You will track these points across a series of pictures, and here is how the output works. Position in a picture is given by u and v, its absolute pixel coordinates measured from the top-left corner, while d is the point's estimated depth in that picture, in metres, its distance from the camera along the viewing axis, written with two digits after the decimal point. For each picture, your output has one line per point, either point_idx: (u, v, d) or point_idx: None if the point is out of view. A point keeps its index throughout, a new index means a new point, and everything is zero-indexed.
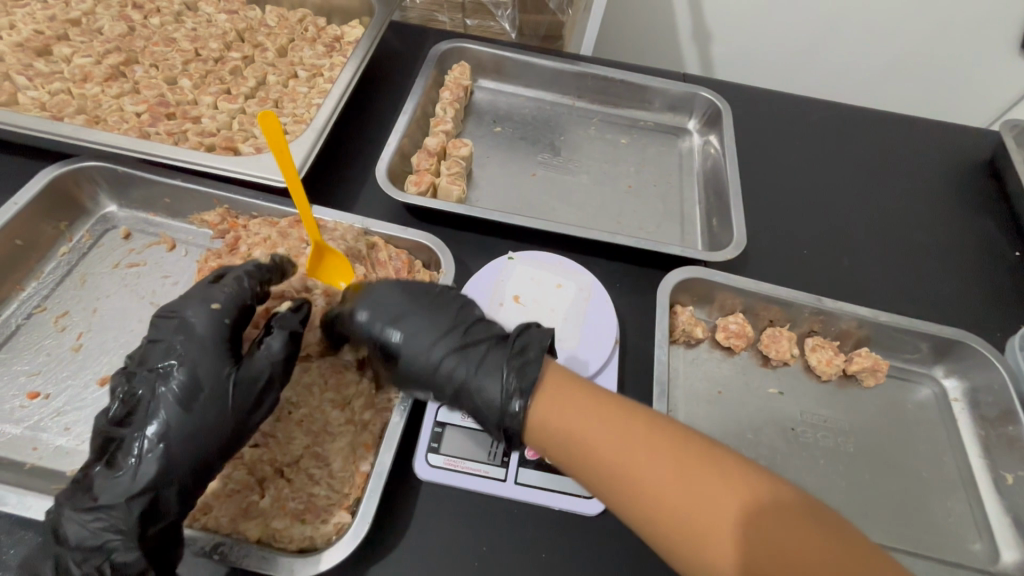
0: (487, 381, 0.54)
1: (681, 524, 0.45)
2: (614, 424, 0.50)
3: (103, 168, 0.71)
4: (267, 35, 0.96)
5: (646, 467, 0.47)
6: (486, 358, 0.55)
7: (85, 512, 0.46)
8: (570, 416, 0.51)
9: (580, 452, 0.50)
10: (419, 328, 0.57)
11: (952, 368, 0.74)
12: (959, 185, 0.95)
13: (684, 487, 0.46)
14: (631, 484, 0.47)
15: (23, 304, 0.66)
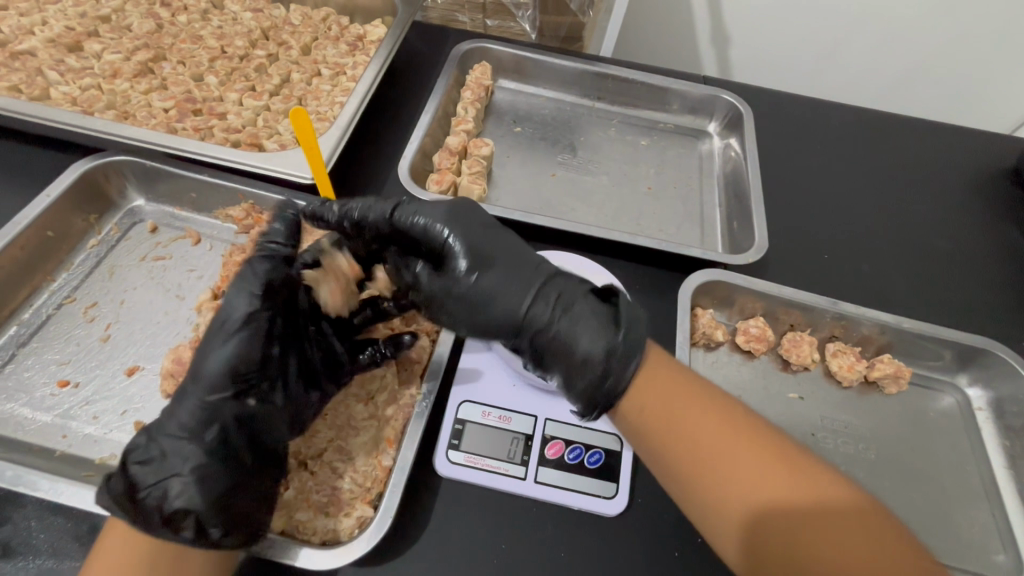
0: (576, 330, 0.53)
1: (739, 510, 0.48)
2: (688, 409, 0.53)
3: (132, 162, 0.72)
4: (291, 34, 0.97)
5: (713, 451, 0.50)
6: (573, 308, 0.54)
7: (143, 451, 0.48)
8: (649, 396, 0.54)
9: (651, 426, 0.53)
10: (488, 269, 0.56)
11: (977, 376, 0.73)
12: (984, 192, 0.94)
13: (747, 476, 0.49)
14: (696, 464, 0.51)
15: (53, 294, 0.67)
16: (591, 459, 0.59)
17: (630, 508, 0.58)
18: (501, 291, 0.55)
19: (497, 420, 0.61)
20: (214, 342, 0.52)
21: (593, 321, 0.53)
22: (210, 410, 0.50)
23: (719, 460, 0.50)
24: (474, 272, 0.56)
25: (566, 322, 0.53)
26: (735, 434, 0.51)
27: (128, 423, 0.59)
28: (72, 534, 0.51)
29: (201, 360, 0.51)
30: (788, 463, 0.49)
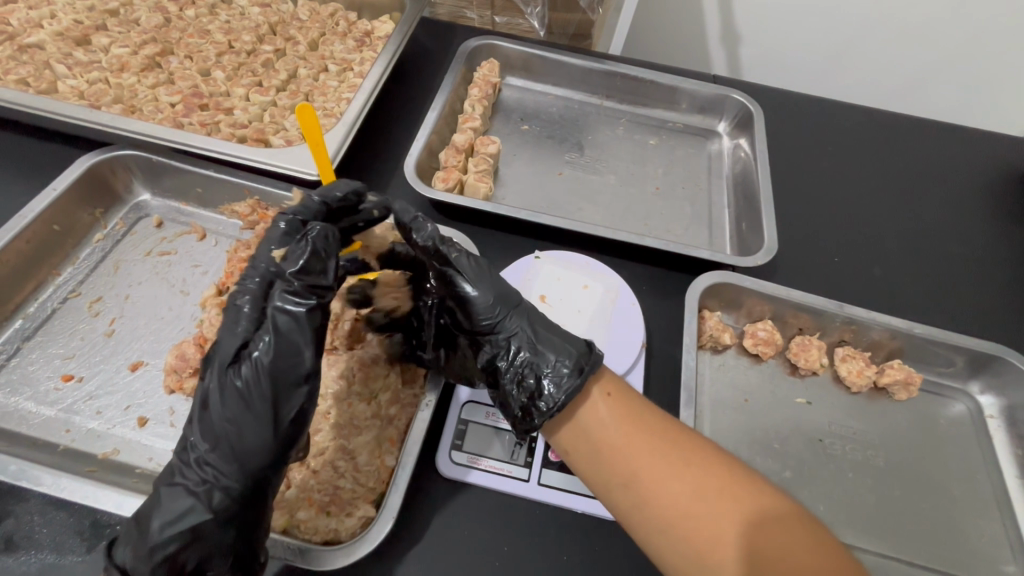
0: (541, 361, 0.53)
1: (702, 535, 0.48)
2: (632, 428, 0.52)
3: (138, 156, 0.72)
4: (299, 29, 0.96)
5: (658, 470, 0.50)
6: (543, 343, 0.54)
7: (151, 517, 0.44)
8: (592, 423, 0.53)
9: (598, 451, 0.52)
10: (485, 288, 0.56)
11: (989, 384, 0.72)
12: (998, 196, 0.92)
13: (691, 492, 0.49)
14: (650, 497, 0.50)
15: (58, 288, 0.67)
16: None
17: None
18: (481, 306, 0.55)
19: (500, 420, 0.61)
20: (232, 387, 0.46)
21: (555, 362, 0.53)
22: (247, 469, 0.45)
23: (665, 479, 0.50)
24: (473, 286, 0.55)
25: (528, 351, 0.54)
26: (678, 449, 0.52)
27: (130, 419, 0.58)
28: (74, 528, 0.51)
29: (222, 410, 0.45)
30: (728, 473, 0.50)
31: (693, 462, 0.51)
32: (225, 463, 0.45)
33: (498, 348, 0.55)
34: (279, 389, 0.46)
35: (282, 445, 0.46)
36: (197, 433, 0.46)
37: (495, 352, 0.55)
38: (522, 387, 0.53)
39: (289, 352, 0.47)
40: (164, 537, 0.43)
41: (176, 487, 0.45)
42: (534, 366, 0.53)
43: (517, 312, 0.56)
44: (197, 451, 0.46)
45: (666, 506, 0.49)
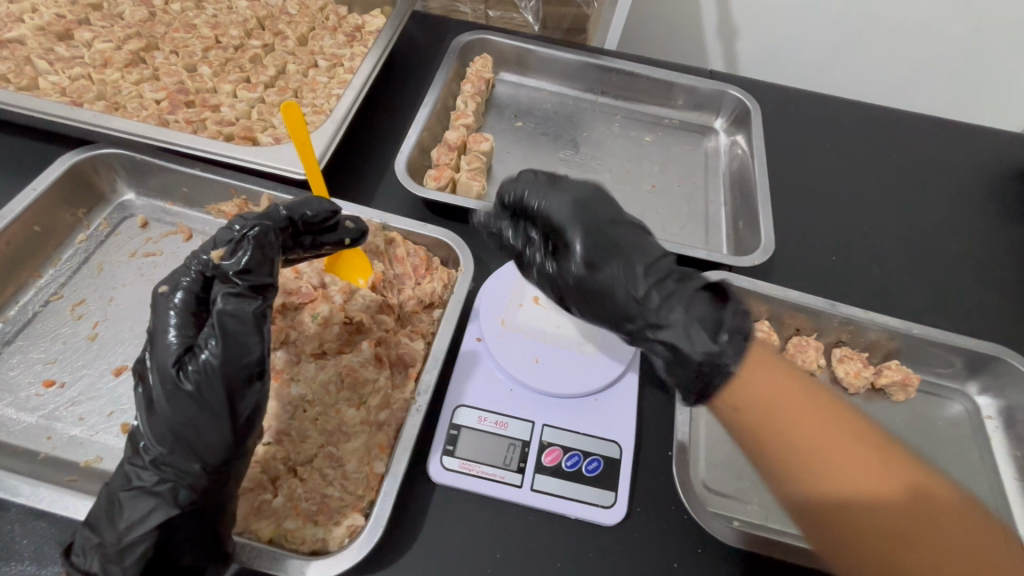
0: (695, 310, 0.56)
1: (831, 490, 0.49)
2: (794, 396, 0.54)
3: (121, 155, 0.70)
4: (288, 24, 0.94)
5: (805, 420, 0.52)
6: (691, 297, 0.57)
7: (116, 518, 0.44)
8: (749, 397, 0.53)
9: (760, 421, 0.52)
10: (621, 250, 0.57)
11: (986, 385, 0.71)
12: (997, 194, 0.91)
13: (850, 463, 0.50)
14: (787, 440, 0.51)
15: (39, 291, 0.66)
16: (590, 467, 0.58)
17: (629, 517, 0.57)
18: (630, 268, 0.56)
19: (493, 425, 0.59)
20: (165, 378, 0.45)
21: (710, 315, 0.56)
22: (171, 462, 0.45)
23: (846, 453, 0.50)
24: (602, 240, 0.57)
25: (683, 306, 0.56)
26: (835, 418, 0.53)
27: (114, 425, 0.57)
28: (56, 538, 0.49)
29: (169, 407, 0.44)
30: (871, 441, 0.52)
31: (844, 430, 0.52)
32: (181, 462, 0.45)
33: (655, 318, 0.55)
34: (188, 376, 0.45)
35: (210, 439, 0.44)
36: (147, 436, 0.45)
37: (657, 324, 0.55)
38: (694, 352, 0.54)
39: (239, 348, 0.46)
40: (131, 536, 0.44)
41: (133, 489, 0.45)
42: (693, 315, 0.55)
43: (660, 268, 0.57)
44: (149, 452, 0.45)
45: (827, 477, 0.50)
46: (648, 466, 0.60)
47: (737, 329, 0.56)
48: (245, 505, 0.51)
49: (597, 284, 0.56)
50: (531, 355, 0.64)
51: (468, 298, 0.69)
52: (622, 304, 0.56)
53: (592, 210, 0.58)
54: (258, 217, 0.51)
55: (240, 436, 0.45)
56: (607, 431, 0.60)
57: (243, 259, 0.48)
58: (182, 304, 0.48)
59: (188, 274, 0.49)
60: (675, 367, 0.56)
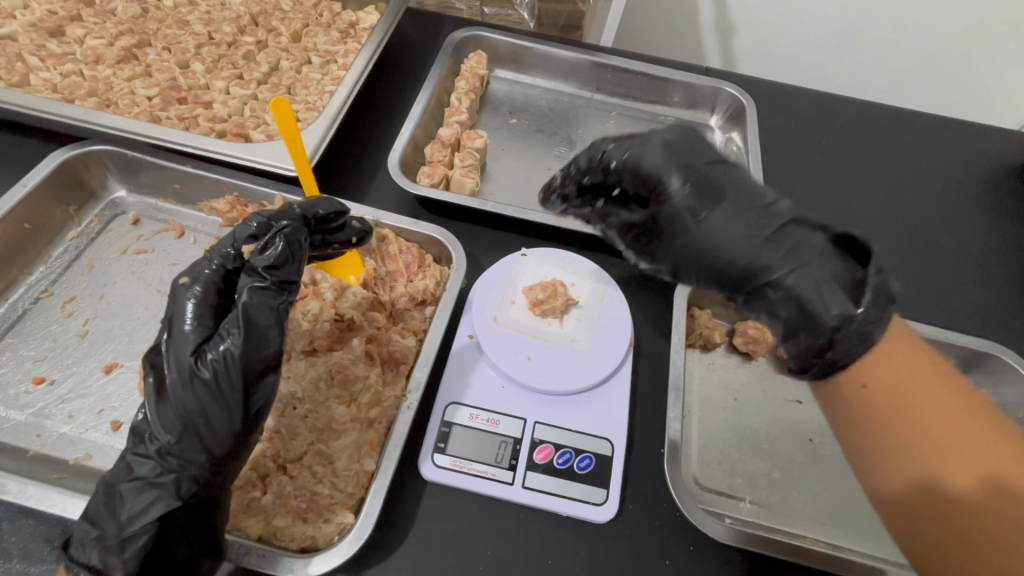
0: (821, 262, 0.53)
1: (931, 472, 0.54)
2: (914, 391, 0.56)
3: (112, 152, 0.70)
4: (281, 20, 0.94)
5: (920, 404, 0.56)
6: (818, 247, 0.53)
7: (117, 509, 0.44)
8: (871, 380, 0.58)
9: (863, 407, 0.58)
10: (731, 200, 0.55)
11: (980, 382, 0.71)
12: (992, 191, 0.91)
13: (958, 479, 0.53)
14: (901, 418, 0.56)
15: (30, 288, 0.65)
16: (581, 464, 0.58)
17: (620, 514, 0.57)
18: (742, 216, 0.54)
19: (484, 422, 0.59)
20: (179, 366, 0.44)
21: (842, 268, 0.53)
22: (178, 452, 0.44)
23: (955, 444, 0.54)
24: (706, 191, 0.55)
25: (811, 258, 0.53)
26: (964, 429, 0.54)
27: (104, 423, 0.57)
28: (44, 537, 0.49)
29: (183, 398, 0.44)
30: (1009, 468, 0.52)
31: (974, 445, 0.53)
32: (187, 452, 0.44)
33: (789, 274, 0.53)
34: (209, 365, 0.44)
35: (228, 429, 0.44)
36: (155, 426, 0.45)
37: (789, 282, 0.53)
38: (836, 310, 0.52)
39: (258, 340, 0.45)
40: (132, 528, 0.44)
41: (137, 479, 0.45)
42: (817, 269, 0.52)
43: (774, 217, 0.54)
44: (155, 442, 0.45)
45: (920, 474, 0.54)
46: (640, 464, 0.60)
47: (871, 287, 0.52)
48: (234, 503, 0.51)
49: (704, 240, 0.54)
50: (524, 353, 0.63)
51: (461, 296, 0.69)
52: (744, 258, 0.54)
53: (695, 161, 0.57)
54: (275, 215, 0.52)
55: (248, 427, 0.45)
56: (599, 428, 0.60)
57: (275, 251, 0.48)
58: (201, 293, 0.48)
59: (210, 265, 0.49)
60: (805, 329, 0.53)
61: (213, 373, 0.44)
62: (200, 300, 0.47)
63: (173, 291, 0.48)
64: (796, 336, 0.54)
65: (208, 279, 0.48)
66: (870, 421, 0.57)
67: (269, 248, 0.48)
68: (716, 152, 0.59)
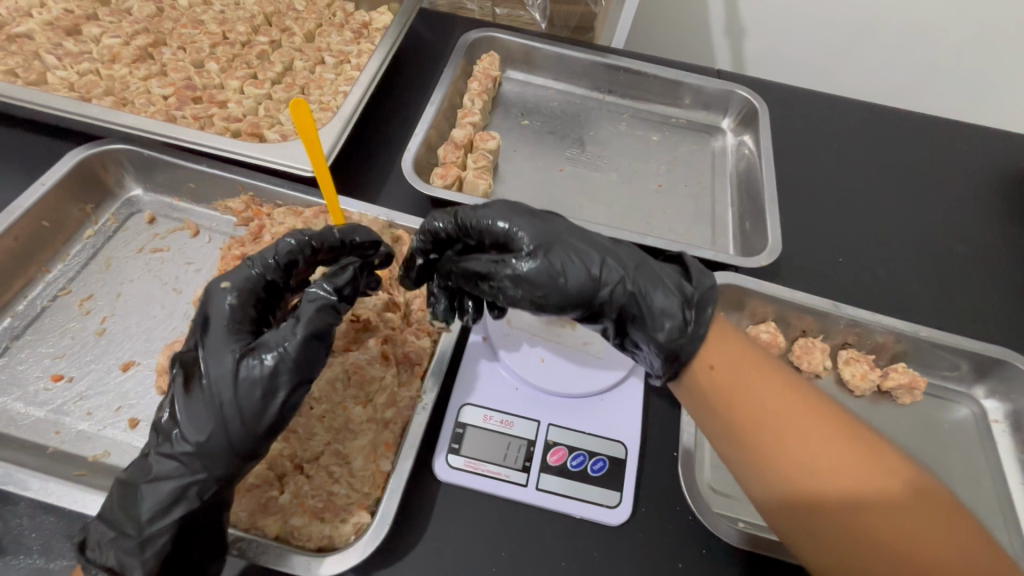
0: (647, 263, 0.54)
1: (778, 465, 0.48)
2: (755, 380, 0.51)
3: (129, 151, 0.71)
4: (295, 20, 0.94)
5: (760, 394, 0.50)
6: (640, 255, 0.55)
7: (137, 509, 0.44)
8: (717, 362, 0.52)
9: (717, 400, 0.51)
10: (566, 232, 0.54)
11: (993, 389, 0.71)
12: (1004, 197, 0.90)
13: (835, 471, 0.46)
14: (745, 413, 0.50)
15: (48, 286, 0.66)
16: (595, 466, 0.58)
17: (633, 516, 0.57)
18: (578, 239, 0.54)
19: (498, 423, 0.60)
20: (220, 369, 0.46)
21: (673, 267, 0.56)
22: (204, 454, 0.45)
23: (797, 427, 0.48)
24: (541, 224, 0.53)
25: (639, 265, 0.54)
26: (808, 412, 0.49)
27: (122, 420, 0.57)
28: (63, 533, 0.50)
29: (223, 399, 0.45)
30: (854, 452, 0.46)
31: (810, 429, 0.48)
32: (215, 452, 0.45)
33: (631, 275, 0.52)
34: (252, 375, 0.45)
35: (267, 432, 0.46)
36: (182, 425, 0.46)
37: (633, 284, 0.52)
38: (680, 296, 0.53)
39: (311, 354, 0.47)
40: (153, 528, 0.44)
41: (161, 477, 0.45)
42: (650, 267, 0.54)
43: (603, 240, 0.55)
44: (182, 440, 0.46)
45: (802, 475, 0.47)
46: (652, 467, 0.60)
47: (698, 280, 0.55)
48: (251, 502, 0.51)
49: (557, 267, 0.51)
50: (536, 354, 0.64)
51: None
52: (597, 273, 0.52)
53: (522, 205, 0.56)
54: (316, 236, 0.53)
55: (275, 429, 0.47)
56: (613, 431, 0.60)
57: (343, 282, 0.50)
58: (240, 297, 0.50)
59: (251, 271, 0.51)
60: (665, 322, 0.51)
61: (260, 383, 0.45)
62: (237, 305, 0.49)
63: (213, 293, 0.50)
64: (662, 331, 0.52)
65: (247, 284, 0.50)
66: (731, 413, 0.50)
67: (343, 274, 0.50)
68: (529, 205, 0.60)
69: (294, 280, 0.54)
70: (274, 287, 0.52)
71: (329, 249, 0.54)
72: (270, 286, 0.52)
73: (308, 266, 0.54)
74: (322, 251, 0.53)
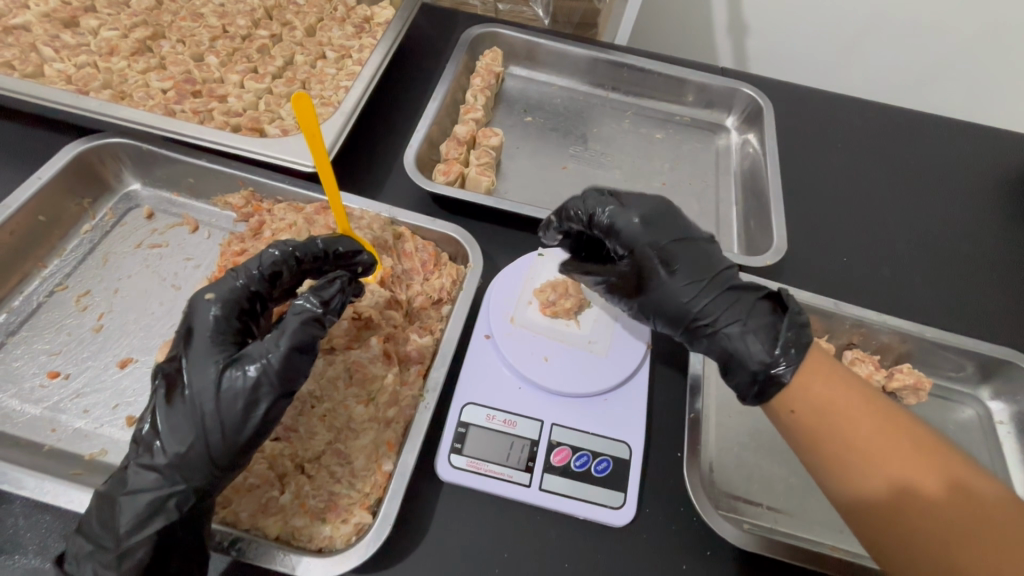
0: (739, 321, 0.55)
1: (871, 484, 0.49)
2: (847, 401, 0.52)
3: (127, 144, 0.69)
4: (296, 13, 0.93)
5: (854, 416, 0.51)
6: (750, 306, 0.56)
7: (114, 523, 0.44)
8: (808, 390, 0.52)
9: (810, 421, 0.52)
10: (685, 266, 0.58)
11: (999, 390, 0.70)
12: (1010, 198, 0.90)
13: (934, 482, 0.48)
14: (837, 433, 0.51)
15: (44, 281, 0.65)
16: (599, 467, 0.57)
17: (637, 517, 0.56)
18: (691, 281, 0.57)
19: (501, 423, 0.59)
20: (202, 379, 0.46)
21: (773, 326, 0.55)
22: (183, 467, 0.45)
23: (887, 444, 0.49)
24: (666, 259, 0.58)
25: (735, 321, 0.56)
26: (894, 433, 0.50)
27: (119, 418, 0.56)
28: (60, 533, 0.49)
29: (206, 410, 0.45)
30: (935, 472, 0.48)
31: (898, 449, 0.49)
32: (195, 462, 0.45)
33: (721, 324, 0.56)
34: (234, 387, 0.45)
35: (247, 444, 0.46)
36: (162, 435, 0.45)
37: (720, 329, 0.56)
38: (762, 354, 0.54)
39: (295, 365, 0.47)
40: (130, 541, 0.44)
41: (139, 490, 0.45)
42: (739, 325, 0.55)
43: (718, 284, 0.57)
44: (162, 451, 0.45)
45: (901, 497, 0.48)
46: (656, 467, 0.60)
47: (794, 340, 0.53)
48: (250, 502, 0.50)
49: (653, 298, 0.58)
50: (541, 353, 0.63)
51: (476, 295, 0.69)
52: (684, 314, 0.57)
53: (667, 228, 0.59)
54: (301, 247, 0.54)
55: (256, 440, 0.46)
56: (618, 431, 0.60)
57: (333, 295, 0.50)
58: (224, 308, 0.49)
59: (235, 282, 0.51)
60: (733, 367, 0.56)
61: (242, 395, 0.45)
62: (223, 315, 0.49)
63: (197, 304, 0.50)
64: (730, 371, 0.56)
65: (231, 293, 0.50)
66: (822, 431, 0.51)
67: (330, 288, 0.50)
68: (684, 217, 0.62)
69: (280, 291, 0.54)
70: (260, 296, 0.52)
71: (312, 259, 0.54)
72: (255, 296, 0.52)
73: (293, 277, 0.54)
74: (305, 261, 0.54)
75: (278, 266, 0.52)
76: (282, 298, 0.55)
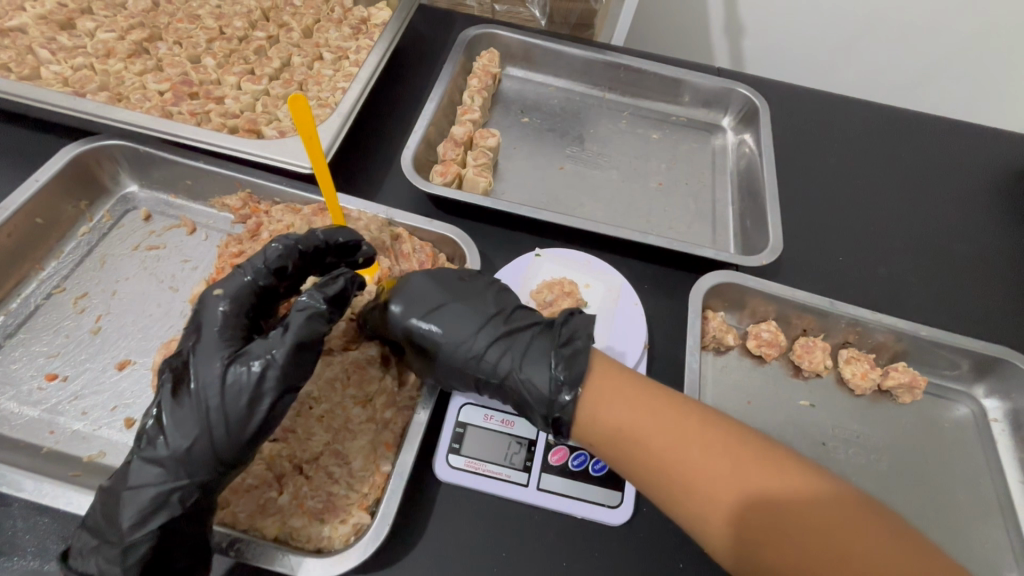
0: (522, 370, 0.55)
1: (713, 506, 0.48)
2: (655, 421, 0.51)
3: (123, 146, 0.70)
4: (292, 15, 0.93)
5: (669, 436, 0.50)
6: (537, 348, 0.56)
7: (118, 517, 0.44)
8: (618, 418, 0.52)
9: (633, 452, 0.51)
10: (454, 318, 0.57)
11: (993, 388, 0.71)
12: (1004, 197, 0.90)
13: (763, 480, 0.48)
14: (658, 462, 0.50)
15: (41, 284, 0.65)
16: (597, 466, 0.57)
17: (634, 516, 0.57)
18: (465, 334, 0.57)
19: (499, 423, 0.59)
20: (207, 373, 0.46)
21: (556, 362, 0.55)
22: (189, 461, 0.45)
23: (706, 456, 0.49)
24: (430, 319, 0.57)
25: (514, 366, 0.56)
26: (714, 441, 0.50)
27: (117, 420, 0.57)
28: (58, 534, 0.49)
29: (211, 404, 0.45)
30: (760, 471, 0.48)
31: (721, 458, 0.49)
32: (199, 457, 0.45)
33: (505, 373, 0.56)
34: (238, 382, 0.46)
35: (251, 439, 0.46)
36: (168, 429, 0.46)
37: (511, 378, 0.55)
38: (551, 393, 0.54)
39: (299, 361, 0.47)
40: (134, 536, 0.44)
41: (144, 484, 0.45)
42: (527, 372, 0.55)
43: (498, 331, 0.57)
44: (167, 445, 0.45)
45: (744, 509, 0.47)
46: None
47: (572, 374, 0.54)
48: (249, 503, 0.51)
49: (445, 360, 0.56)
50: None
51: None
52: (478, 371, 0.56)
53: (422, 292, 0.59)
54: (301, 241, 0.53)
55: (261, 436, 0.47)
56: None
57: (337, 291, 0.50)
58: (232, 305, 0.50)
59: (244, 277, 0.51)
60: (534, 416, 0.55)
61: (247, 389, 0.45)
62: (231, 310, 0.50)
63: (207, 300, 0.50)
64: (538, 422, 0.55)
65: (238, 289, 0.51)
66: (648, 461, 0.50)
67: (333, 284, 0.50)
68: (450, 272, 0.62)
69: (287, 285, 0.55)
70: (269, 291, 0.53)
71: (314, 252, 0.54)
72: (264, 291, 0.52)
73: (299, 270, 0.54)
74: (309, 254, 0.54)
75: (282, 260, 0.52)
76: (290, 292, 0.56)
